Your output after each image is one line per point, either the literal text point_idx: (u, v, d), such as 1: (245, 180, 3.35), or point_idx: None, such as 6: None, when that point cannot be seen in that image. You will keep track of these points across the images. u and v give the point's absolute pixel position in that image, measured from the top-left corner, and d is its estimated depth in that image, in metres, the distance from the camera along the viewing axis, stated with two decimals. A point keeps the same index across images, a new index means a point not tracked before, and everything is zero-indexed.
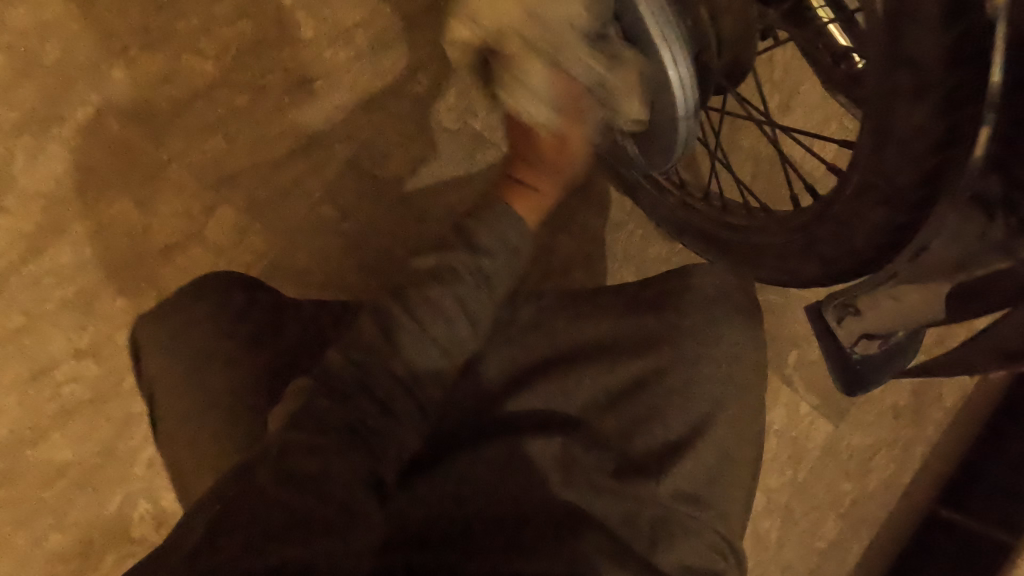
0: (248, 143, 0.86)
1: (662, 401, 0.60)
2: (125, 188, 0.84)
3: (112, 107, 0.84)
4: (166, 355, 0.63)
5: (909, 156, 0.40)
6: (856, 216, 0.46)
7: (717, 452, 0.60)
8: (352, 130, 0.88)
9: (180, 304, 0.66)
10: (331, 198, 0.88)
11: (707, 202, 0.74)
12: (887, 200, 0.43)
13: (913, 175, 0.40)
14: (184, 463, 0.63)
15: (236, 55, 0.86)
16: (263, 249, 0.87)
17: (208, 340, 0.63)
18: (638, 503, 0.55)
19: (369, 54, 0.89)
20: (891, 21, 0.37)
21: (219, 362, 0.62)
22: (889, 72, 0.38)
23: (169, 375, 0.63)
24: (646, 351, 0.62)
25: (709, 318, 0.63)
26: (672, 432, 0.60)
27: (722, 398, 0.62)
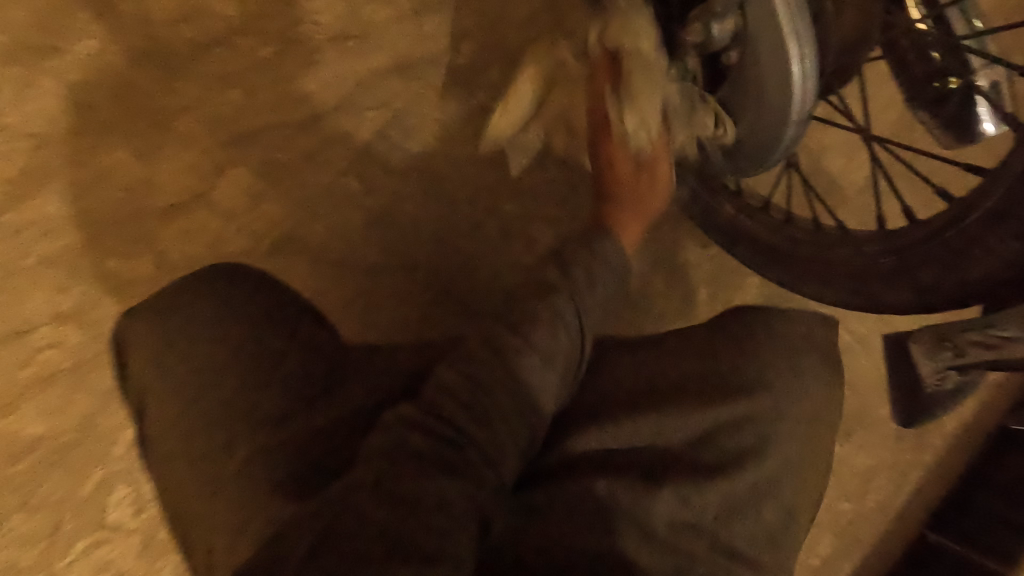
0: (270, 99, 0.78)
1: (735, 454, 0.51)
2: (127, 136, 0.75)
3: (117, 43, 0.74)
4: (162, 362, 0.50)
5: None
6: (977, 245, 0.44)
7: (782, 512, 0.52)
8: (385, 97, 0.81)
9: (173, 299, 0.52)
10: (358, 169, 0.80)
11: (767, 212, 0.71)
12: None
13: None
14: (179, 506, 0.48)
15: (263, 1, 0.77)
16: (278, 219, 0.79)
17: (215, 340, 0.51)
18: (690, 560, 0.48)
19: (411, 17, 0.81)
20: None
21: (230, 369, 0.50)
22: None
23: (165, 384, 0.50)
24: (712, 397, 0.52)
25: (793, 366, 0.54)
26: (739, 488, 0.51)
27: (786, 445, 0.53)
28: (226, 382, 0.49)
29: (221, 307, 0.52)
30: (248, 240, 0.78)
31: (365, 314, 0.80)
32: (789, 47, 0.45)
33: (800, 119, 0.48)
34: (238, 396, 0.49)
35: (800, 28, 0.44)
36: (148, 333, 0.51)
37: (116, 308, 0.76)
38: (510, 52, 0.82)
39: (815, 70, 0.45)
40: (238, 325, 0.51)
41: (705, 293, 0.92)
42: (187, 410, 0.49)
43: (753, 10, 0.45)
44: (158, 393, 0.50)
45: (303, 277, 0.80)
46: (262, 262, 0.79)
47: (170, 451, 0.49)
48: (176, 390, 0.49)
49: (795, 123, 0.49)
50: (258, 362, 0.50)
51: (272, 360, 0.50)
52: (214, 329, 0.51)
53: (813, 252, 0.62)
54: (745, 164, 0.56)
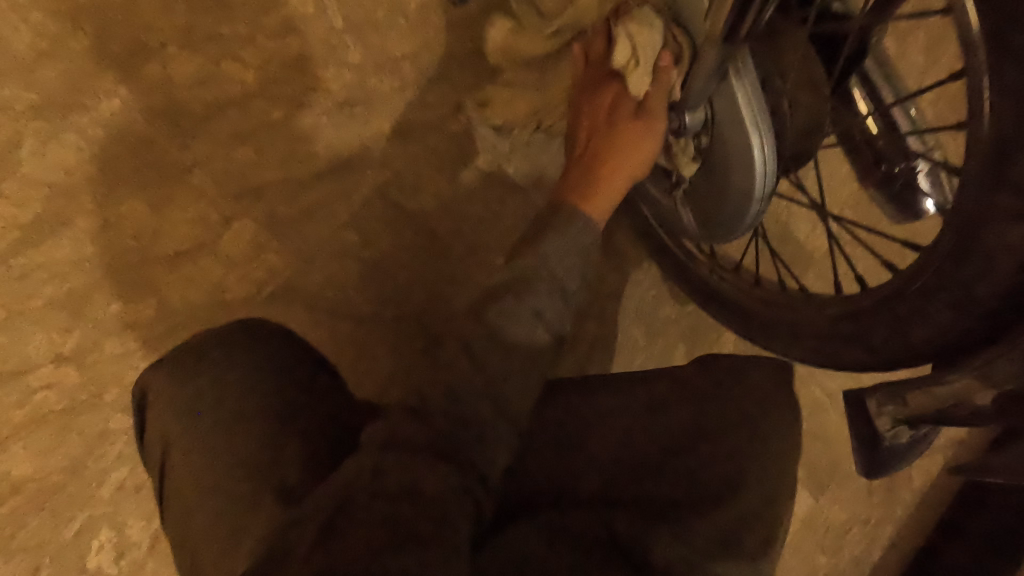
0: (278, 157, 0.84)
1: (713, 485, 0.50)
2: (140, 187, 0.79)
3: (138, 103, 0.79)
4: (190, 412, 0.55)
5: (992, 270, 0.43)
6: (920, 315, 0.49)
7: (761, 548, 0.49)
8: (387, 158, 0.86)
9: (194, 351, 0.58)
10: (358, 224, 0.85)
11: (738, 274, 0.77)
12: (956, 304, 0.46)
13: (993, 288, 0.44)
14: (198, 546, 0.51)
15: (278, 69, 0.84)
16: (279, 268, 0.83)
17: (230, 385, 0.55)
18: None
19: (413, 86, 0.87)
20: (997, 147, 0.41)
21: (243, 411, 0.54)
22: (992, 190, 0.42)
23: (181, 428, 0.54)
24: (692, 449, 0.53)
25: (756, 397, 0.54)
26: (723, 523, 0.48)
27: (771, 493, 0.51)
28: (237, 423, 0.53)
29: (236, 356, 0.57)
30: (248, 288, 0.82)
31: (357, 360, 0.84)
32: (752, 136, 0.51)
33: (762, 196, 0.54)
34: (247, 437, 0.53)
35: (759, 116, 0.50)
36: (168, 384, 0.56)
37: (116, 351, 0.78)
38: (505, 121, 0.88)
39: (774, 156, 0.52)
40: (248, 369, 0.56)
41: (682, 348, 0.97)
42: (200, 449, 0.53)
43: (719, 106, 0.51)
44: (174, 437, 0.54)
45: (301, 324, 0.83)
46: (262, 308, 0.82)
47: (184, 490, 0.52)
48: (191, 431, 0.54)
49: (759, 200, 0.55)
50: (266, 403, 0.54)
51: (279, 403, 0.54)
52: (227, 373, 0.55)
53: (783, 314, 0.67)
54: (717, 231, 0.61)
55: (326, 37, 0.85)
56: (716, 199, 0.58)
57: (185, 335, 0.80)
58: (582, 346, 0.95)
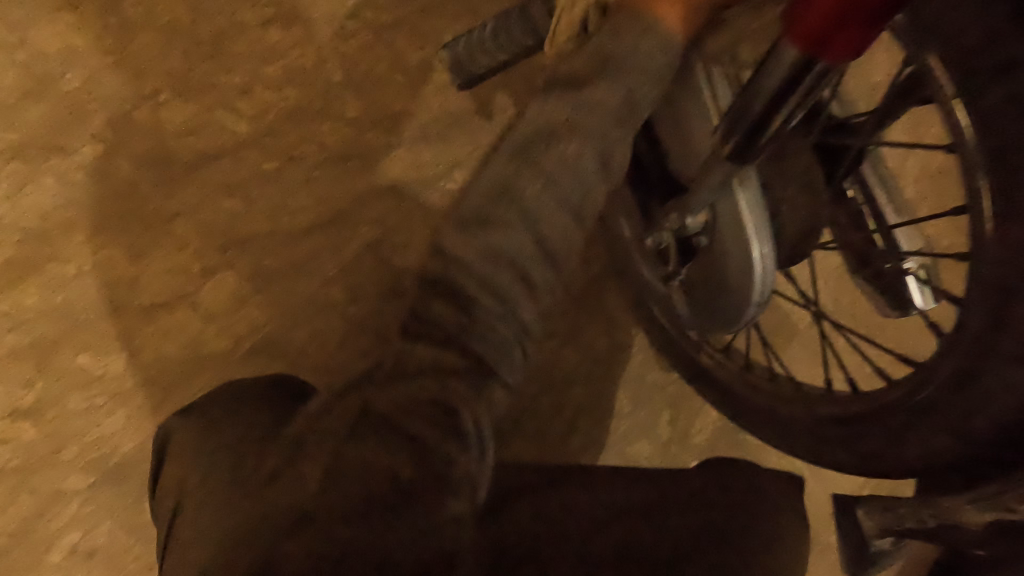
0: (267, 209, 0.82)
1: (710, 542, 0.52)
2: (120, 234, 0.76)
3: (125, 148, 0.77)
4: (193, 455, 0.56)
5: (988, 407, 0.43)
6: (914, 433, 0.49)
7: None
8: (378, 215, 0.85)
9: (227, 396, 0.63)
10: (344, 280, 0.83)
11: (728, 355, 0.76)
12: (951, 430, 0.46)
13: (989, 424, 0.43)
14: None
15: (274, 120, 0.82)
16: (260, 323, 0.80)
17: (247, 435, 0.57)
18: None
19: (410, 143, 0.86)
20: (997, 291, 0.41)
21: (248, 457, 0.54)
22: (993, 330, 0.42)
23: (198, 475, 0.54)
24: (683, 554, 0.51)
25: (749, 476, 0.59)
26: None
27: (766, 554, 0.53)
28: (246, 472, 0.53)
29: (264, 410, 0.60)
30: (226, 343, 0.79)
31: None
32: (752, 244, 0.51)
33: (759, 299, 0.54)
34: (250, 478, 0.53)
35: (761, 223, 0.50)
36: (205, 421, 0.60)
37: (79, 405, 0.74)
38: None
39: (774, 263, 0.51)
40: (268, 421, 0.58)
41: (667, 415, 0.96)
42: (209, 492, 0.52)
43: (721, 211, 0.51)
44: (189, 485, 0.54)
45: None
46: (239, 364, 0.79)
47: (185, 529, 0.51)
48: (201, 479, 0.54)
49: (756, 301, 0.54)
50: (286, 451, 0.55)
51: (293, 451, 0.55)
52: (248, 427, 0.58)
53: (771, 404, 0.67)
54: (712, 323, 0.61)
55: (324, 89, 0.84)
56: (713, 293, 0.58)
57: (156, 389, 0.76)
58: (566, 411, 0.93)
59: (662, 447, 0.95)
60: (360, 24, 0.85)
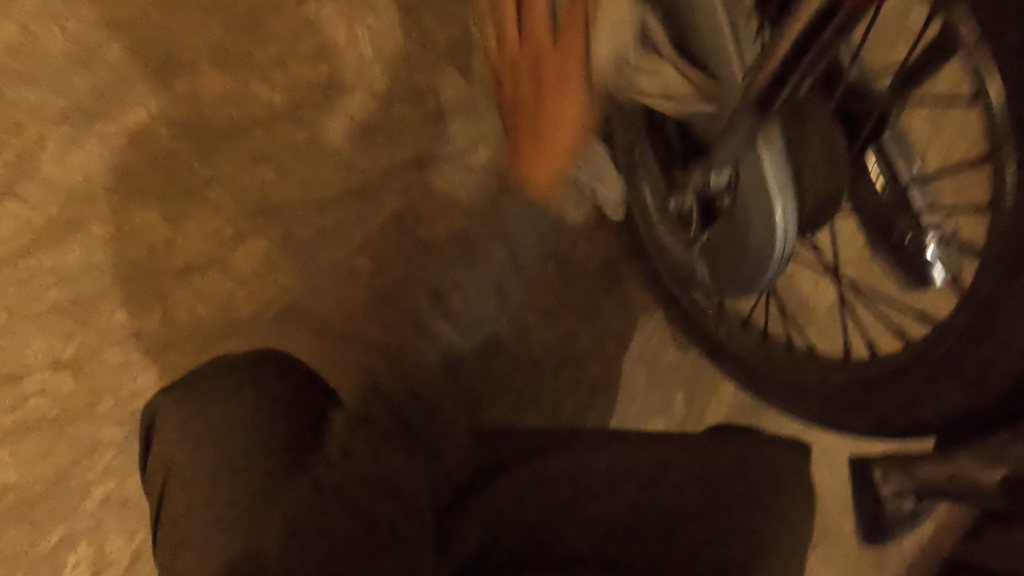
0: (298, 179, 0.84)
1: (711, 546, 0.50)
2: (158, 199, 0.79)
3: (165, 116, 0.80)
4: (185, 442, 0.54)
5: (1003, 355, 0.44)
6: (930, 388, 0.50)
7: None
8: (404, 187, 0.87)
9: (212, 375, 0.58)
10: (369, 250, 0.86)
11: (747, 328, 0.77)
12: (967, 383, 0.47)
13: (1005, 372, 0.44)
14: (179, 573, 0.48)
15: (306, 93, 0.85)
16: (288, 289, 0.83)
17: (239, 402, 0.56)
18: None
19: (436, 119, 0.88)
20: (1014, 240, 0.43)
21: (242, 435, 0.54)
22: (1008, 279, 0.43)
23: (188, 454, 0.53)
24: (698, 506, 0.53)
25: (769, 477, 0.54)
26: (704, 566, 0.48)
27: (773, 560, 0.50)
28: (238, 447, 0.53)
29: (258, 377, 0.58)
30: (255, 307, 0.82)
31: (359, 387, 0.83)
32: (775, 201, 0.52)
33: (782, 258, 0.55)
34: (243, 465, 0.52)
35: (785, 181, 0.51)
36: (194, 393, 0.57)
37: (115, 360, 0.77)
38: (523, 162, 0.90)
39: (795, 221, 0.52)
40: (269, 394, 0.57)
41: (683, 394, 0.97)
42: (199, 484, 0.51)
43: (745, 169, 0.52)
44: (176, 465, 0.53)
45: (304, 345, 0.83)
46: (267, 327, 0.82)
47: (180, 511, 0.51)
48: (190, 454, 0.53)
49: (777, 261, 0.55)
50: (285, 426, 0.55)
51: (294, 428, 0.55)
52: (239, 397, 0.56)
53: (790, 372, 0.68)
54: (732, 287, 0.61)
55: (355, 65, 0.87)
56: (734, 255, 0.59)
57: (188, 348, 0.79)
58: (583, 387, 0.94)
59: (677, 425, 0.96)
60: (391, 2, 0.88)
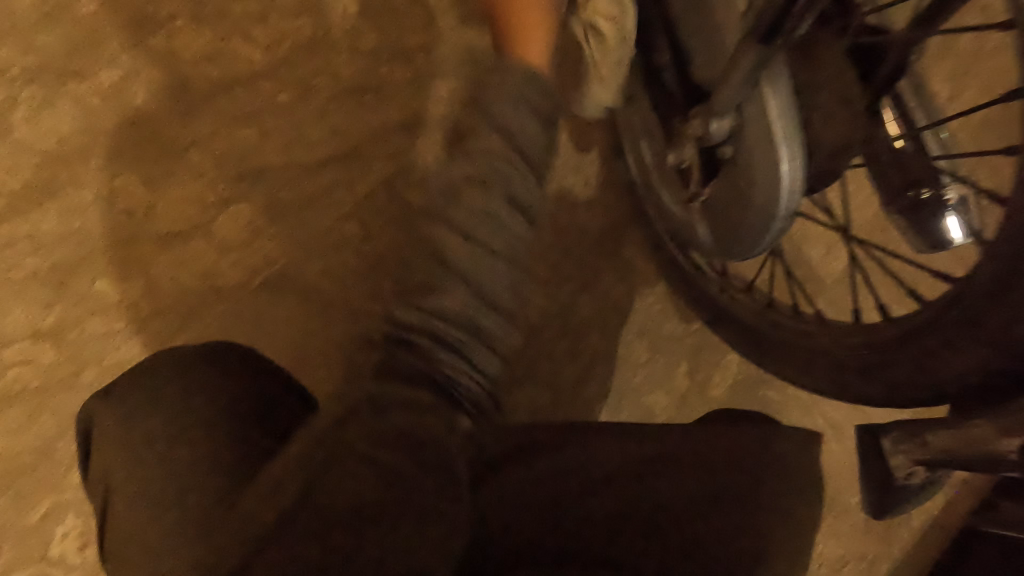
0: (282, 141, 0.81)
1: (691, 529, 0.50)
2: (135, 162, 0.76)
3: (140, 74, 0.77)
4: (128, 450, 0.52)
5: None
6: (948, 349, 0.47)
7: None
8: (394, 150, 0.83)
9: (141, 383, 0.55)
10: (359, 216, 0.82)
11: (751, 295, 0.73)
12: (992, 343, 0.44)
13: None
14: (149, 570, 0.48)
15: (289, 50, 0.81)
16: (275, 256, 0.80)
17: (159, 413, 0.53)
18: None
19: (426, 77, 0.84)
20: None
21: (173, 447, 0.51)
22: None
23: (125, 469, 0.51)
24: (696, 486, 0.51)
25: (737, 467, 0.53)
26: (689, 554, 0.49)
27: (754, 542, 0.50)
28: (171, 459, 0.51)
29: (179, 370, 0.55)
30: (240, 276, 0.79)
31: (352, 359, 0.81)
32: (780, 150, 0.47)
33: (787, 214, 0.51)
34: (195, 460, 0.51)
35: (791, 125, 0.47)
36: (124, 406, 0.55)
37: (98, 330, 0.75)
38: None
39: (803, 172, 0.48)
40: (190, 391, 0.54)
41: (686, 366, 0.93)
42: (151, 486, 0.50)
43: (749, 115, 0.48)
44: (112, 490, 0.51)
45: (290, 314, 0.80)
46: (253, 296, 0.79)
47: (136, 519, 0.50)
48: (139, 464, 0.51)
49: (783, 217, 0.51)
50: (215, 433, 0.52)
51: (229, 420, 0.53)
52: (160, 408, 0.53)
53: (797, 339, 0.64)
54: (734, 249, 0.57)
55: (340, 20, 0.82)
56: (736, 214, 0.54)
57: (171, 317, 0.77)
58: (582, 358, 0.91)
59: (680, 399, 0.93)
60: None
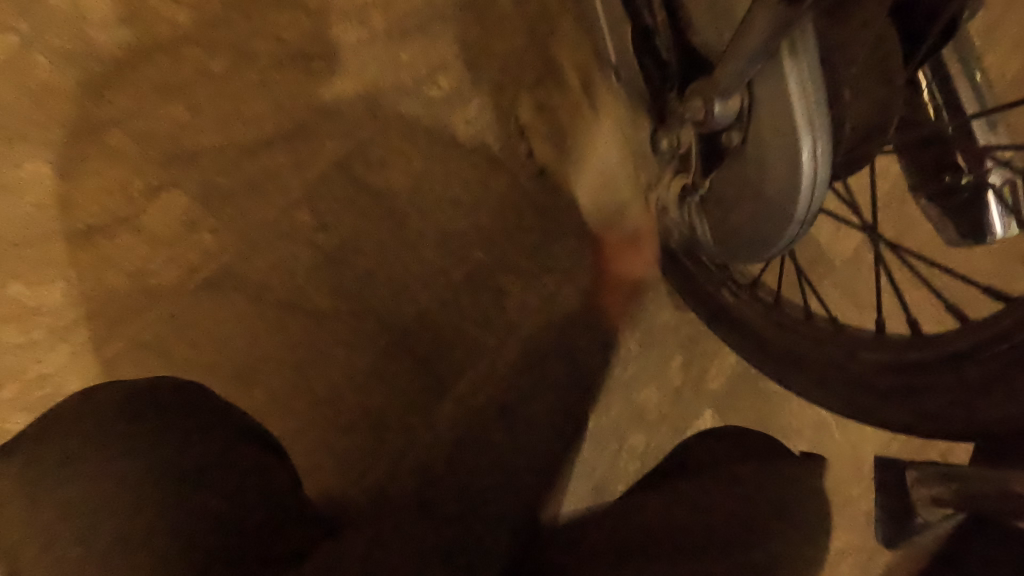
0: (216, 117, 0.70)
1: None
2: (45, 147, 0.66)
3: (41, 43, 0.66)
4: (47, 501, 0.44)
5: None
6: (998, 385, 0.40)
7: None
8: (349, 125, 0.73)
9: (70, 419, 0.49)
10: (311, 202, 0.72)
11: (755, 294, 0.64)
12: None
13: None
14: None
15: (220, 9, 0.69)
16: (216, 251, 0.70)
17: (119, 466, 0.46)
18: None
19: (384, 39, 0.73)
20: None
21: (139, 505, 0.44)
22: None
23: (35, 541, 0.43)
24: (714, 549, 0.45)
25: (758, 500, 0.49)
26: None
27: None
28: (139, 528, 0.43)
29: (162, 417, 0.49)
30: (177, 272, 0.70)
31: (307, 364, 0.72)
32: (801, 140, 0.38)
33: (806, 215, 0.41)
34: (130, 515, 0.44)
35: (817, 109, 0.37)
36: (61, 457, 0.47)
37: (16, 341, 0.67)
38: (490, 92, 0.74)
39: (830, 166, 0.38)
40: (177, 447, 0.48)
41: None
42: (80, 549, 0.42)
43: (762, 95, 0.38)
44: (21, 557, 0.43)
45: (236, 316, 0.71)
46: (193, 297, 0.70)
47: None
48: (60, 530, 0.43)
49: (800, 221, 0.41)
50: (188, 493, 0.45)
51: (211, 478, 0.47)
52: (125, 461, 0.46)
53: (806, 351, 0.55)
54: (739, 253, 0.48)
55: None
56: (743, 215, 0.45)
57: (100, 325, 0.68)
58: None
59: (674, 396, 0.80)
60: None
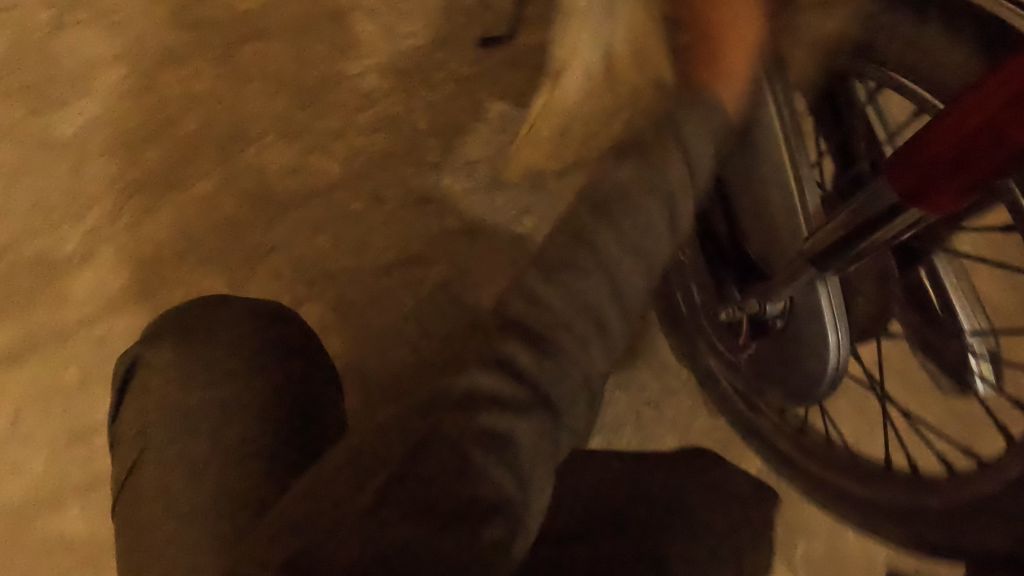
0: (354, 246, 0.87)
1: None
2: (223, 266, 0.82)
3: (232, 187, 0.83)
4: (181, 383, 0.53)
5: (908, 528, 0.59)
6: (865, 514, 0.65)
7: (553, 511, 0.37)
8: (454, 254, 0.88)
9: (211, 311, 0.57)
10: (418, 314, 0.86)
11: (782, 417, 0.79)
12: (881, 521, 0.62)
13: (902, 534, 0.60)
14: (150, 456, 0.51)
15: (365, 165, 0.88)
16: (341, 355, 0.84)
17: (221, 415, 0.51)
18: None
19: (486, 188, 0.89)
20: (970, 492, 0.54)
21: (200, 422, 0.51)
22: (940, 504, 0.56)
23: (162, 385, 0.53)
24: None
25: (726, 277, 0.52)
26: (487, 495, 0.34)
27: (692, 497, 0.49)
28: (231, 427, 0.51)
29: (240, 351, 0.54)
30: None
31: None
32: (827, 335, 0.54)
33: (830, 381, 0.57)
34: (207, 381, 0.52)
35: (838, 315, 0.54)
36: (168, 364, 0.53)
37: None
38: None
39: (847, 350, 0.55)
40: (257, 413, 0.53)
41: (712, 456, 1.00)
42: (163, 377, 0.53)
43: (801, 300, 0.55)
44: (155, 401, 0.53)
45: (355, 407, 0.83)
46: None
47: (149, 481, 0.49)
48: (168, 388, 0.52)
49: (825, 383, 0.58)
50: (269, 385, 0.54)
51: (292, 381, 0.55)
52: (211, 430, 0.51)
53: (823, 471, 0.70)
54: (777, 394, 0.64)
55: (410, 136, 0.89)
56: (786, 372, 0.61)
57: None
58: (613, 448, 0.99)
59: None
60: (446, 74, 0.90)
